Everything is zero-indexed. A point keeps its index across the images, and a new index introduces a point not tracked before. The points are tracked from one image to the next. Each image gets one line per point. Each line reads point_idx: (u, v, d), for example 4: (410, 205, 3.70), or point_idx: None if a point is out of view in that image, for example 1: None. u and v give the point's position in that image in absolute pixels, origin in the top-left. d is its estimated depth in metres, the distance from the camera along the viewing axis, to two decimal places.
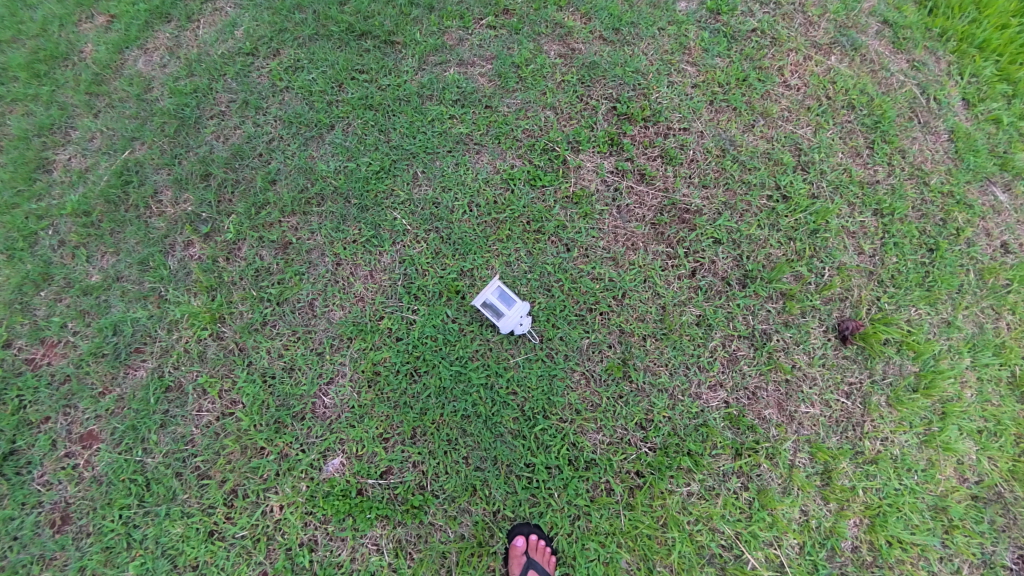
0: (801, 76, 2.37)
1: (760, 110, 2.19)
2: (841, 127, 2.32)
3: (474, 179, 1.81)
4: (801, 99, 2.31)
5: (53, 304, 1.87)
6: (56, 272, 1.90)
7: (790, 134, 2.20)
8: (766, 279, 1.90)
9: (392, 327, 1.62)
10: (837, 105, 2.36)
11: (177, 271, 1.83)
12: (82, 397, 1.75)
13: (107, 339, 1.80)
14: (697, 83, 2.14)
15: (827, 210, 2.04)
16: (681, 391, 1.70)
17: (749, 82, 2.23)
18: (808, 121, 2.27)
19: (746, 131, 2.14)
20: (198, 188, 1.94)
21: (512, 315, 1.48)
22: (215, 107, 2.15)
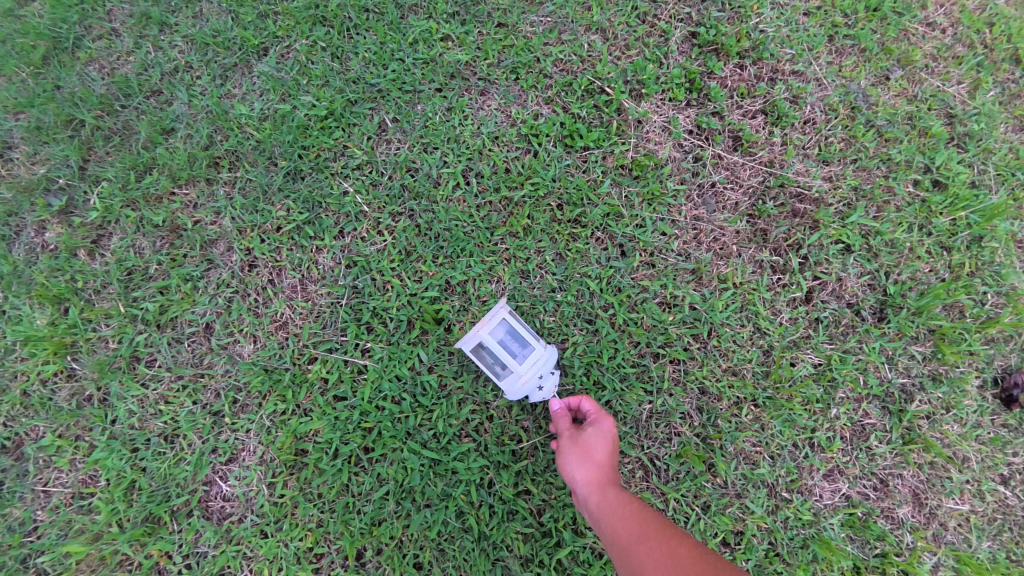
0: (950, 10, 1.65)
1: (898, 55, 1.50)
2: (1003, 87, 1.62)
3: (475, 136, 1.15)
4: (949, 44, 1.61)
5: None
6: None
7: (939, 93, 1.52)
8: (913, 308, 1.27)
9: (329, 378, 1.01)
10: (997, 56, 1.65)
11: (25, 266, 1.19)
12: None
13: None
14: (811, 9, 1.46)
15: (1000, 207, 1.36)
16: (786, 485, 1.09)
17: (884, 12, 1.51)
18: (961, 76, 1.57)
19: (879, 85, 1.45)
20: (63, 142, 1.29)
21: (524, 374, 0.88)
22: (102, 22, 1.40)
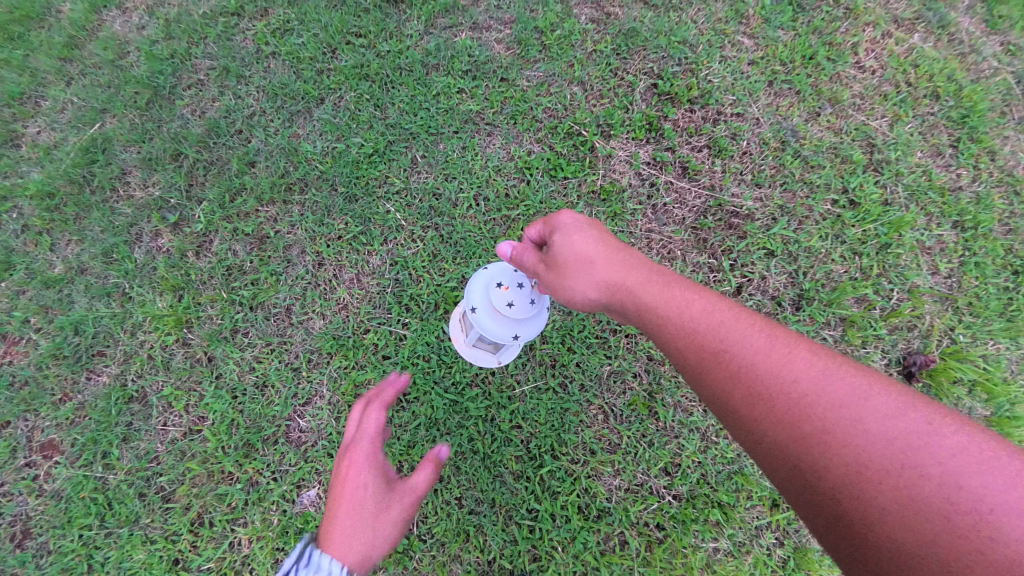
0: (878, 56, 1.99)
1: (828, 95, 1.84)
2: (922, 121, 1.99)
3: (484, 167, 1.53)
4: (876, 84, 1.95)
5: (15, 297, 1.68)
6: (17, 259, 1.70)
7: (862, 126, 1.87)
8: (825, 301, 1.63)
9: (379, 343, 1.40)
10: (919, 94, 2.02)
11: (145, 264, 1.62)
12: (42, 403, 1.56)
13: (67, 340, 1.61)
14: (755, 59, 1.81)
15: (903, 220, 1.72)
16: (717, 432, 1.44)
17: (817, 60, 1.86)
18: (884, 112, 1.91)
19: (811, 121, 1.80)
20: (169, 169, 1.69)
21: (482, 316, 1.07)
22: (192, 74, 1.88)
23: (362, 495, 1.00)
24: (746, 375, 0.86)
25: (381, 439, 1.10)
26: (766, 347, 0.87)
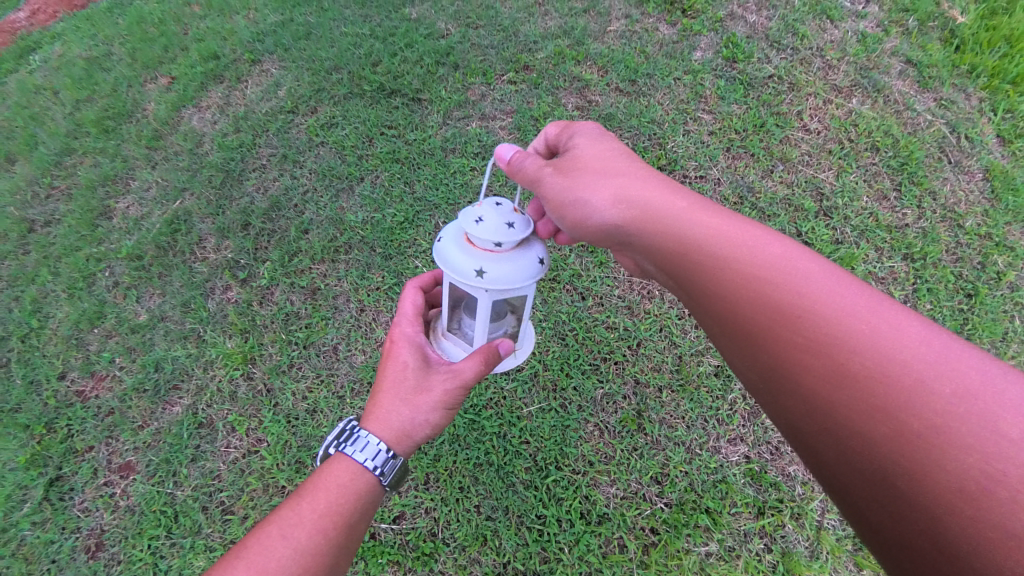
0: (822, 118, 2.37)
1: (779, 155, 2.21)
2: (865, 170, 2.38)
3: None
4: (822, 142, 2.31)
5: (104, 340, 2.19)
6: (109, 310, 2.25)
7: (811, 179, 2.21)
8: None
9: None
10: (859, 148, 2.43)
11: (217, 313, 2.04)
12: (124, 429, 1.94)
13: (149, 375, 2.01)
14: (714, 130, 2.22)
15: (852, 256, 2.06)
16: (699, 444, 1.70)
17: (766, 128, 2.26)
18: (830, 164, 2.26)
19: (766, 177, 2.16)
20: (239, 236, 2.14)
21: (448, 241, 1.10)
22: (257, 160, 2.36)
23: (406, 375, 1.17)
24: (838, 345, 0.84)
25: (420, 324, 1.26)
26: (872, 320, 0.85)
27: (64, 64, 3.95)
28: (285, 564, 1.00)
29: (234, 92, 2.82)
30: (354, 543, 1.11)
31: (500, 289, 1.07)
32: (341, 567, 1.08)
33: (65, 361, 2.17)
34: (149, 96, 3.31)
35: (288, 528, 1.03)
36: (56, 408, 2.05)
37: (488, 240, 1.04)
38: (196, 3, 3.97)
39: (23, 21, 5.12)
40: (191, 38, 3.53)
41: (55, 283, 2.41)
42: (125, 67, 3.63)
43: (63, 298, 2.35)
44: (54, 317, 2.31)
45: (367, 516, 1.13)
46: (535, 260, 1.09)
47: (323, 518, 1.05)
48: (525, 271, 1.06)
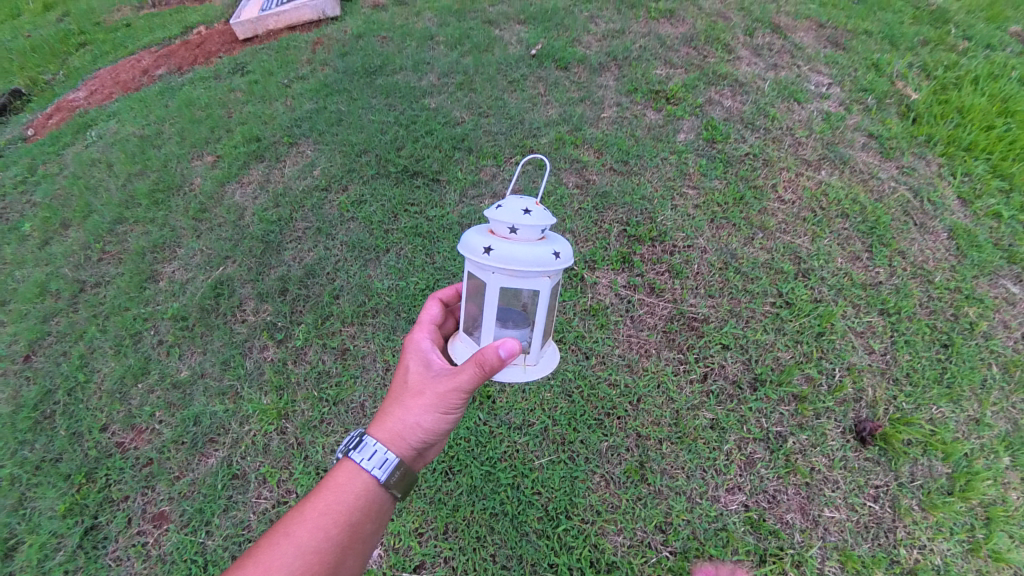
0: (795, 191, 2.80)
1: (758, 224, 2.60)
2: (837, 234, 2.66)
3: None
4: (796, 211, 2.71)
5: (146, 395, 2.38)
6: (153, 366, 2.46)
7: (789, 244, 2.54)
8: (775, 381, 2.11)
9: None
10: (830, 215, 2.73)
11: (254, 371, 2.27)
12: (160, 479, 2.09)
13: (187, 428, 2.19)
14: (698, 204, 2.65)
15: (830, 312, 2.29)
16: (699, 493, 1.83)
17: (745, 201, 2.69)
18: (805, 231, 2.63)
19: (747, 244, 2.53)
20: (276, 300, 2.43)
21: (471, 233, 1.22)
22: (295, 232, 2.70)
23: (411, 379, 1.40)
24: None
25: (428, 340, 1.48)
26: None
27: (118, 141, 4.46)
28: (291, 556, 1.14)
29: (273, 170, 3.21)
30: (356, 542, 1.23)
31: (504, 268, 1.14)
32: (345, 566, 1.20)
33: (108, 413, 2.36)
34: (196, 172, 3.74)
35: (293, 524, 1.18)
36: (97, 458, 2.21)
37: (504, 221, 1.17)
38: (239, 89, 4.53)
39: (82, 102, 5.76)
40: (236, 121, 4.03)
41: (102, 340, 2.65)
42: (173, 144, 4.10)
43: (110, 354, 2.57)
44: (100, 371, 2.52)
45: (368, 517, 1.26)
46: (546, 249, 1.16)
47: (325, 516, 1.20)
48: (532, 254, 1.13)
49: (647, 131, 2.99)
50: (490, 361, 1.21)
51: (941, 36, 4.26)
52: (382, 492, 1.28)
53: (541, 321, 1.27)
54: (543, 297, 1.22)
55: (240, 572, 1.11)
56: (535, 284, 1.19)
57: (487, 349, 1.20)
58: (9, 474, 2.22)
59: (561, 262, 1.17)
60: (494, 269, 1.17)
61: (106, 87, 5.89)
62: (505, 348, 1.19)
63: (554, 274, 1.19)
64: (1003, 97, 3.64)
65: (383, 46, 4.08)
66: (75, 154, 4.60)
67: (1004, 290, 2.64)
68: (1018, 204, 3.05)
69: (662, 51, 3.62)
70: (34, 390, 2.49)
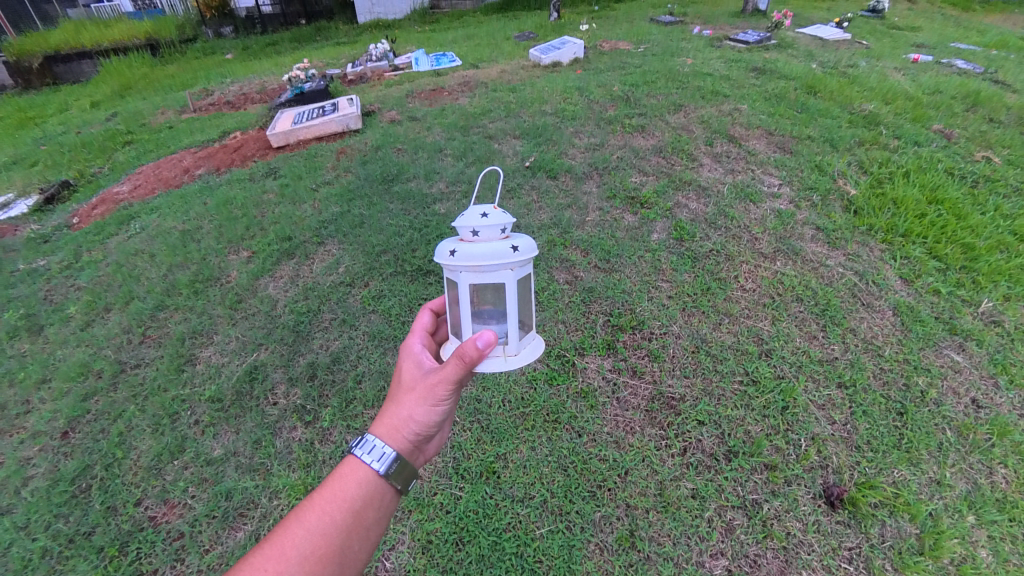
0: (754, 281, 3.29)
1: (724, 310, 3.07)
2: (794, 317, 3.08)
3: (506, 380, 2.66)
4: (757, 297, 3.18)
5: (180, 471, 2.61)
6: (189, 444, 2.71)
7: (751, 327, 2.98)
8: (747, 453, 2.39)
9: (443, 501, 2.18)
10: (787, 300, 3.18)
11: (284, 448, 2.55)
12: (191, 552, 2.27)
13: (219, 503, 2.40)
14: (671, 295, 3.14)
15: (791, 388, 2.63)
16: (685, 559, 2.04)
17: (711, 291, 3.18)
18: (765, 315, 3.07)
19: (715, 328, 2.97)
20: (306, 384, 2.80)
21: (444, 246, 1.50)
22: (323, 322, 3.14)
23: (407, 380, 1.58)
24: None
25: (420, 347, 1.69)
26: None
27: (158, 232, 5.00)
28: (301, 539, 1.25)
29: (303, 266, 3.71)
30: (360, 529, 1.34)
31: (468, 267, 1.44)
32: (351, 551, 1.31)
33: (143, 488, 2.57)
34: (231, 264, 4.24)
35: (302, 511, 1.30)
36: (131, 532, 2.40)
37: (467, 227, 1.48)
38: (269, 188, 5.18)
39: (123, 194, 6.40)
40: (269, 220, 4.63)
41: (140, 419, 2.91)
42: (211, 238, 4.61)
43: (147, 432, 2.83)
44: (136, 448, 2.77)
45: (371, 505, 1.38)
46: (503, 246, 1.46)
47: (331, 503, 1.32)
48: (491, 251, 1.42)
49: (624, 232, 3.59)
50: (469, 353, 1.38)
51: (874, 137, 5.02)
52: (383, 483, 1.39)
53: (512, 310, 1.52)
54: (508, 288, 1.49)
55: (256, 551, 1.22)
56: (500, 279, 1.48)
57: (466, 343, 1.37)
58: (44, 547, 2.39)
59: (517, 254, 1.45)
60: (463, 269, 1.46)
61: (149, 184, 6.55)
62: (482, 339, 1.36)
63: (513, 266, 1.47)
64: (932, 187, 4.25)
65: (400, 157, 4.81)
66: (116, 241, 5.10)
67: (949, 359, 2.98)
68: (952, 282, 3.52)
69: (636, 161, 4.33)
70: (73, 465, 2.72)
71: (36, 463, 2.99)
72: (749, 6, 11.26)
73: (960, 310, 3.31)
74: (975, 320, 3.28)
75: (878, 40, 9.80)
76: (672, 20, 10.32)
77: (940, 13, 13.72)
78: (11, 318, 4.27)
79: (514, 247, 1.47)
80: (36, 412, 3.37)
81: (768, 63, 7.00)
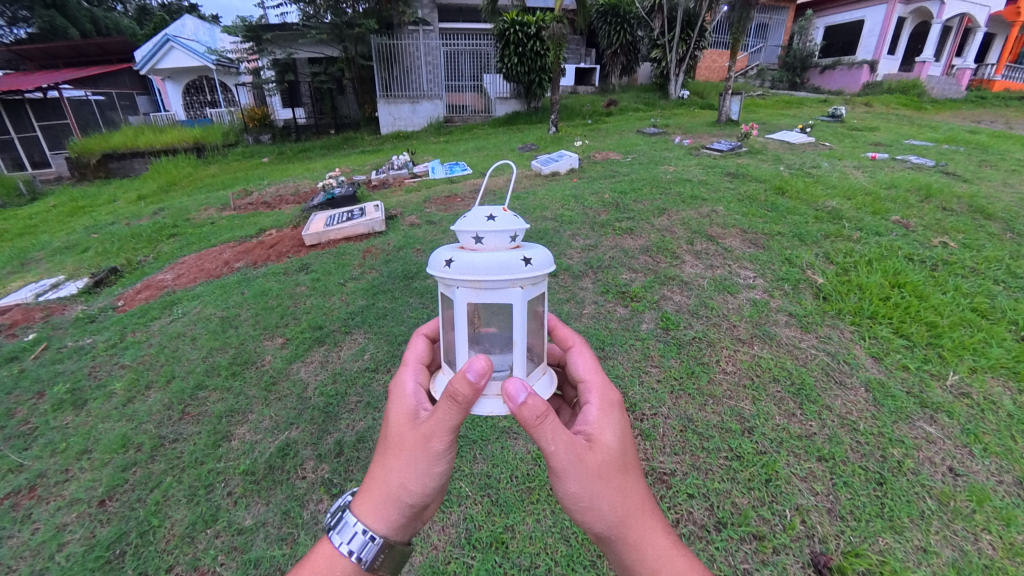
0: (735, 364, 3.68)
1: (708, 391, 3.43)
2: (773, 396, 3.41)
3: (514, 457, 2.96)
4: (738, 378, 3.55)
5: (211, 540, 2.77)
6: (221, 514, 2.90)
7: (734, 407, 3.31)
8: (735, 523, 2.60)
9: (456, 570, 2.38)
10: (765, 380, 3.53)
11: (311, 520, 2.79)
12: None
13: (247, 571, 2.56)
14: (660, 379, 3.53)
15: (772, 462, 2.90)
16: None
17: (695, 374, 3.57)
18: (746, 395, 3.41)
19: (701, 408, 3.30)
20: (334, 460, 3.12)
21: (445, 250, 1.57)
22: (350, 404, 3.54)
23: (397, 443, 1.61)
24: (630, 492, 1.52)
25: (409, 396, 1.70)
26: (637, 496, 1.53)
27: (197, 314, 5.26)
28: None
29: (332, 353, 4.19)
30: None
31: (469, 281, 1.47)
32: None
33: (175, 556, 2.72)
34: None
35: None
36: None
37: (472, 232, 1.55)
38: (301, 277, 5.76)
39: (165, 275, 6.89)
40: (301, 310, 4.96)
41: (176, 490, 3.13)
42: (249, 325, 4.83)
43: (182, 502, 3.03)
44: (171, 517, 2.95)
45: None
46: (512, 261, 1.47)
47: None
48: (497, 266, 1.46)
49: (617, 323, 4.09)
50: (461, 393, 1.47)
51: (838, 230, 5.68)
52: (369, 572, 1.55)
53: (518, 334, 1.54)
54: (515, 308, 1.51)
55: None
56: (506, 298, 1.50)
57: (456, 378, 1.46)
58: None
59: (525, 271, 1.47)
60: (462, 284, 1.49)
61: (192, 272, 6.80)
62: (473, 371, 1.43)
63: (522, 283, 1.49)
64: (893, 273, 4.76)
65: (419, 257, 5.57)
66: (154, 318, 5.41)
67: (923, 431, 3.21)
68: (918, 358, 3.85)
69: (626, 260, 5.00)
70: (109, 532, 2.90)
71: (73, 529, 2.98)
72: (723, 116, 12.97)
73: (929, 384, 3.59)
74: (945, 392, 3.54)
75: (839, 142, 11.14)
76: (656, 131, 11.96)
77: (896, 114, 15.47)
78: (55, 392, 4.32)
79: (526, 260, 1.49)
80: (75, 480, 3.36)
81: (739, 169, 8.06)
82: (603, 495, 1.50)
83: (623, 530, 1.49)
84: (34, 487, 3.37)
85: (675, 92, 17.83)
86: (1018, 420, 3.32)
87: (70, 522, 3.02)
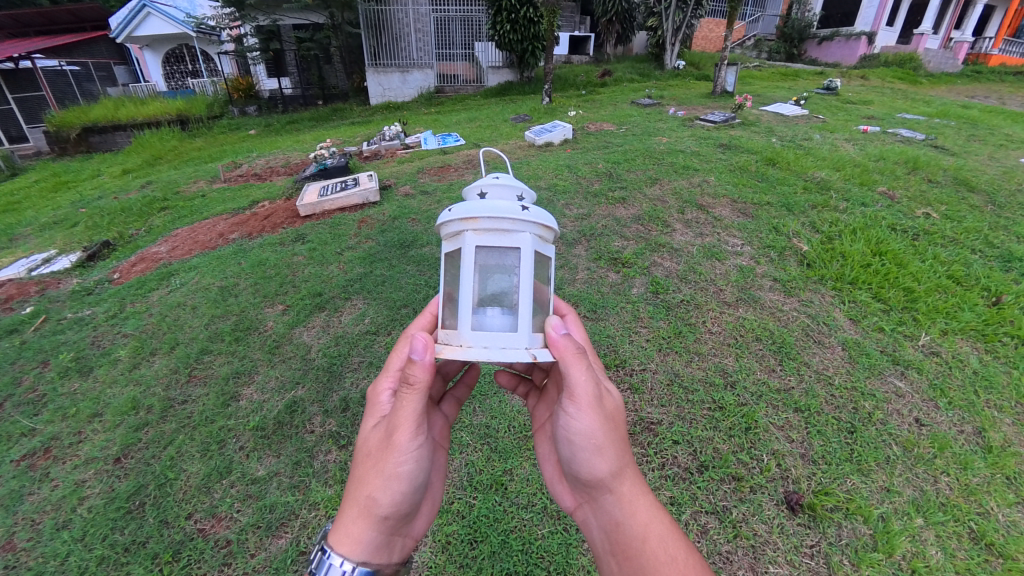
0: (720, 325, 3.86)
1: (695, 349, 3.61)
2: (756, 354, 3.60)
3: (512, 409, 3.13)
4: (723, 338, 3.73)
5: (227, 489, 2.93)
6: (235, 467, 3.06)
7: (718, 363, 3.50)
8: (716, 466, 2.82)
9: (460, 509, 2.56)
10: (748, 340, 3.72)
11: (321, 469, 2.96)
12: (238, 557, 2.56)
13: (264, 515, 2.74)
14: (649, 339, 3.70)
15: (751, 412, 3.11)
16: None
17: (683, 334, 3.74)
18: (729, 353, 3.60)
19: (687, 365, 3.48)
20: (339, 415, 3.28)
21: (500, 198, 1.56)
22: (353, 364, 3.67)
23: (366, 454, 1.56)
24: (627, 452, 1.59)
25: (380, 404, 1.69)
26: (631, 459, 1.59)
27: (194, 284, 5.29)
28: None
29: (333, 318, 4.28)
30: None
31: (540, 229, 1.58)
32: None
33: (193, 504, 2.88)
34: None
35: None
36: (182, 541, 2.69)
37: (518, 192, 1.66)
38: (297, 247, 5.79)
39: (158, 248, 6.82)
40: (299, 278, 5.02)
41: (189, 446, 3.27)
42: (249, 293, 4.89)
43: (196, 457, 3.18)
44: (186, 470, 3.10)
45: None
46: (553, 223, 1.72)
47: None
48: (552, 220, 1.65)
49: (609, 287, 4.23)
50: (415, 375, 1.50)
51: (825, 201, 5.80)
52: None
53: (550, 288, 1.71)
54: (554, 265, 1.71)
55: None
56: (519, 241, 1.53)
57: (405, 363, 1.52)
58: (100, 555, 2.67)
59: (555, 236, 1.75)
60: (534, 229, 1.56)
61: (187, 244, 6.77)
62: (416, 349, 1.51)
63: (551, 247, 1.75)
64: (875, 241, 4.93)
65: (415, 227, 5.61)
66: (150, 289, 5.43)
67: (893, 385, 3.44)
68: (893, 320, 4.06)
69: (618, 229, 5.09)
70: (128, 486, 3.05)
71: (91, 485, 3.12)
72: (717, 88, 12.84)
73: (901, 344, 3.82)
74: (917, 352, 3.76)
75: (832, 115, 11.14)
76: (650, 103, 11.82)
77: (891, 88, 15.38)
78: (60, 361, 4.39)
79: None
80: (89, 441, 3.48)
81: (732, 140, 8.09)
82: (612, 440, 1.57)
83: (624, 478, 1.55)
84: (49, 448, 3.48)
85: (671, 63, 17.47)
86: (981, 375, 3.55)
87: (89, 478, 3.16)
